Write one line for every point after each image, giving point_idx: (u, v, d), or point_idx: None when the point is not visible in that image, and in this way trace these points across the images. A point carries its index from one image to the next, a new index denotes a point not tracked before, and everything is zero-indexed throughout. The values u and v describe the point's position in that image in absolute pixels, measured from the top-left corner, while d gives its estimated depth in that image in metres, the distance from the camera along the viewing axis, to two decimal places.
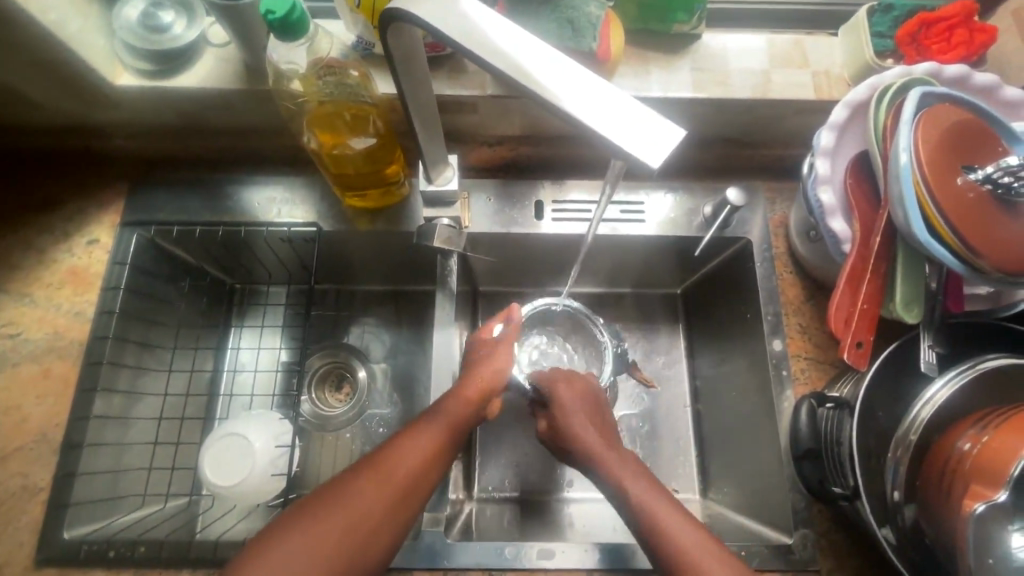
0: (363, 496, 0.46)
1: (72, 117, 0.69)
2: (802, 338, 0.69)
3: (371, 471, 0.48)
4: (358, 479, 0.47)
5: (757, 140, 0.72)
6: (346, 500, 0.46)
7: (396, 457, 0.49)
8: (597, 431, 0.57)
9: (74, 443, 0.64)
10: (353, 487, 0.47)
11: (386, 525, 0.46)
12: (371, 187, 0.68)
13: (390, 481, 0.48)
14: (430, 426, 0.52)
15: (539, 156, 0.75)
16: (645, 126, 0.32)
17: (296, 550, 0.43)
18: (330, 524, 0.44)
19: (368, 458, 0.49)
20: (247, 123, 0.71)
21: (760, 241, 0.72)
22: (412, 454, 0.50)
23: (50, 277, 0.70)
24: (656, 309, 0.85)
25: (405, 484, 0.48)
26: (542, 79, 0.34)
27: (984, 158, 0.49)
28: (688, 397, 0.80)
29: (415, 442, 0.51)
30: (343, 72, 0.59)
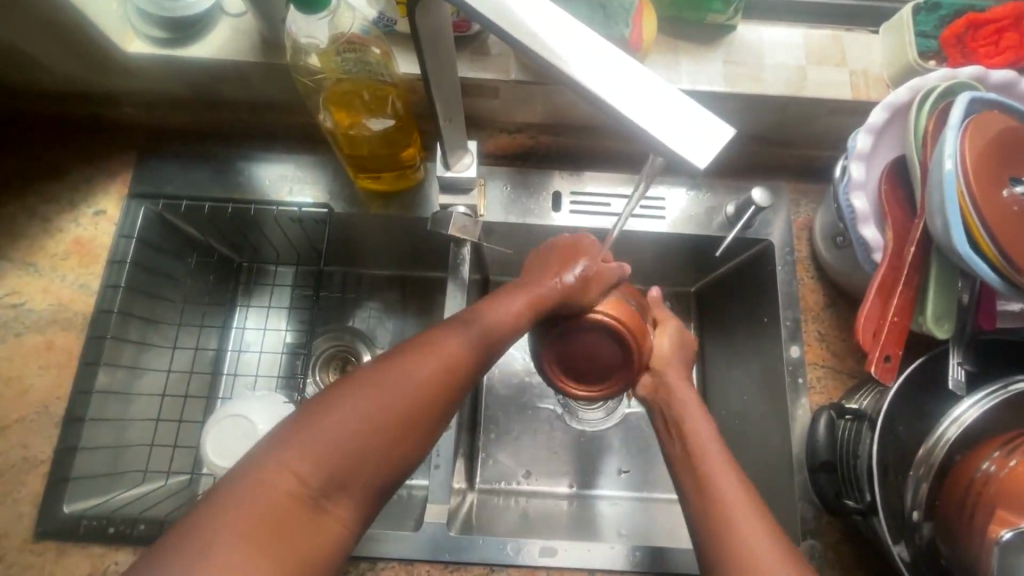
0: (413, 376, 0.44)
1: (80, 83, 0.67)
2: (820, 346, 0.67)
3: (418, 353, 0.45)
4: (405, 359, 0.45)
5: (787, 139, 0.70)
6: (396, 381, 0.43)
7: (448, 342, 0.46)
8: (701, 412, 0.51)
9: (75, 418, 0.63)
10: (403, 366, 0.44)
11: (437, 410, 0.44)
12: (385, 169, 0.66)
13: (436, 364, 0.45)
14: (473, 325, 0.49)
15: (559, 146, 0.72)
16: (691, 121, 0.30)
17: (350, 425, 0.40)
18: (376, 404, 0.42)
19: (413, 344, 0.46)
20: (260, 98, 0.69)
21: (783, 243, 0.70)
22: (459, 343, 0.47)
23: (55, 247, 0.68)
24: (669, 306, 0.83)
25: (452, 374, 0.46)
26: (580, 63, 0.31)
27: None
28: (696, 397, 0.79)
29: (458, 333, 0.48)
30: (364, 50, 0.56)
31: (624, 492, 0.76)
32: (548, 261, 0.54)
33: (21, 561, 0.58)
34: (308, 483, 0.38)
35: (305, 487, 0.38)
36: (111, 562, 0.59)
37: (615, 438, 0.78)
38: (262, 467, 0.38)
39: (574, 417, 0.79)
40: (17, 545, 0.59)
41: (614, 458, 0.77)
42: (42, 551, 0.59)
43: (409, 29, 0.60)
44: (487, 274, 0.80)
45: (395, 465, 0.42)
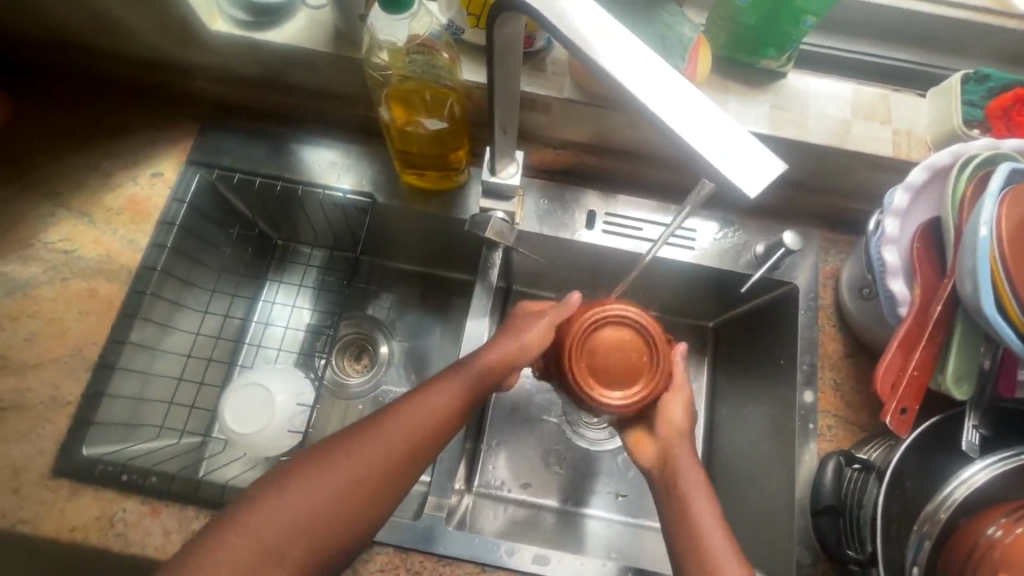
0: (374, 447, 0.47)
1: (158, 51, 0.70)
2: (834, 395, 0.67)
3: (391, 417, 0.49)
4: (371, 428, 0.49)
5: (823, 188, 0.71)
6: (362, 446, 0.47)
7: (419, 406, 0.50)
8: (695, 467, 0.52)
9: (106, 364, 0.65)
10: (368, 435, 0.48)
11: (398, 472, 0.48)
12: (432, 167, 0.69)
13: (399, 434, 0.49)
14: (445, 391, 0.51)
15: (600, 168, 0.74)
16: (747, 152, 0.32)
17: (311, 494, 0.45)
18: (339, 470, 0.46)
19: (384, 413, 0.50)
20: (324, 87, 0.72)
21: (807, 289, 0.71)
22: (429, 409, 0.50)
23: (112, 201, 0.72)
24: (685, 337, 0.84)
25: (421, 437, 0.49)
26: (649, 86, 0.33)
27: None
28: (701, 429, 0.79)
29: (429, 399, 0.51)
30: (433, 54, 0.59)
31: (618, 516, 0.76)
32: (521, 319, 0.56)
33: (36, 495, 0.60)
34: (267, 546, 0.43)
35: (265, 554, 0.43)
36: (119, 508, 0.61)
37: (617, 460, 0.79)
38: (233, 528, 0.44)
39: (579, 434, 0.80)
40: (33, 480, 0.61)
41: (613, 479, 0.78)
42: (55, 489, 0.61)
43: (477, 40, 0.64)
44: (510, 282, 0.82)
45: (353, 526, 0.46)
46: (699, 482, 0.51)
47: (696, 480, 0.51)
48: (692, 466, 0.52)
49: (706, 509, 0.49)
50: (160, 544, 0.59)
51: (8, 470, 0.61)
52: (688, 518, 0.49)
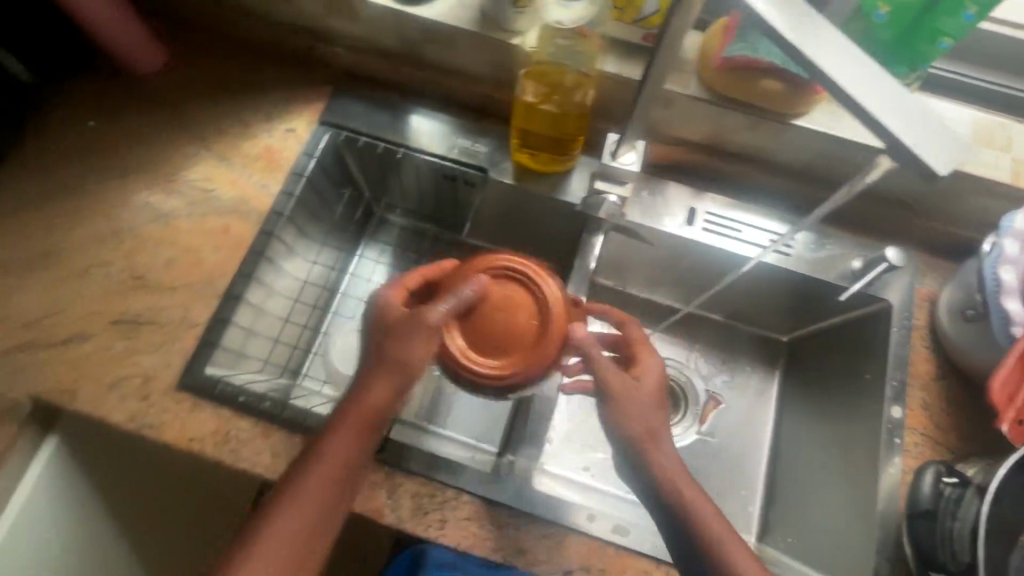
0: (290, 514, 0.51)
1: (310, 17, 0.77)
2: (922, 413, 0.68)
3: (307, 466, 0.52)
4: (281, 490, 0.52)
5: (928, 209, 0.72)
6: (286, 499, 0.51)
7: (329, 452, 0.52)
8: (685, 476, 0.53)
9: (232, 295, 0.71)
10: (291, 489, 0.52)
11: (312, 506, 0.52)
12: (548, 148, 0.72)
13: (296, 478, 0.52)
14: (336, 442, 0.53)
15: (706, 167, 0.76)
16: (937, 134, 0.36)
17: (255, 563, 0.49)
18: (282, 531, 0.50)
19: (296, 468, 0.53)
20: (454, 65, 0.77)
21: (902, 308, 0.72)
22: (338, 453, 0.53)
23: (249, 149, 0.78)
24: (755, 346, 0.89)
25: (331, 473, 0.52)
26: (847, 69, 0.37)
27: None
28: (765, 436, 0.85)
29: (335, 445, 0.53)
30: (578, 40, 0.64)
31: None
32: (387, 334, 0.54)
33: (162, 404, 0.66)
34: None
35: None
36: (234, 427, 0.65)
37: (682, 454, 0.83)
38: None
39: None
40: (162, 389, 0.66)
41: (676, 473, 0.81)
42: (181, 401, 0.66)
43: (613, 33, 0.67)
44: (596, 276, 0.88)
45: None
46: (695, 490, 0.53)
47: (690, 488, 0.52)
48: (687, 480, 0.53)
49: (710, 512, 0.52)
50: (268, 464, 0.64)
51: (141, 377, 0.67)
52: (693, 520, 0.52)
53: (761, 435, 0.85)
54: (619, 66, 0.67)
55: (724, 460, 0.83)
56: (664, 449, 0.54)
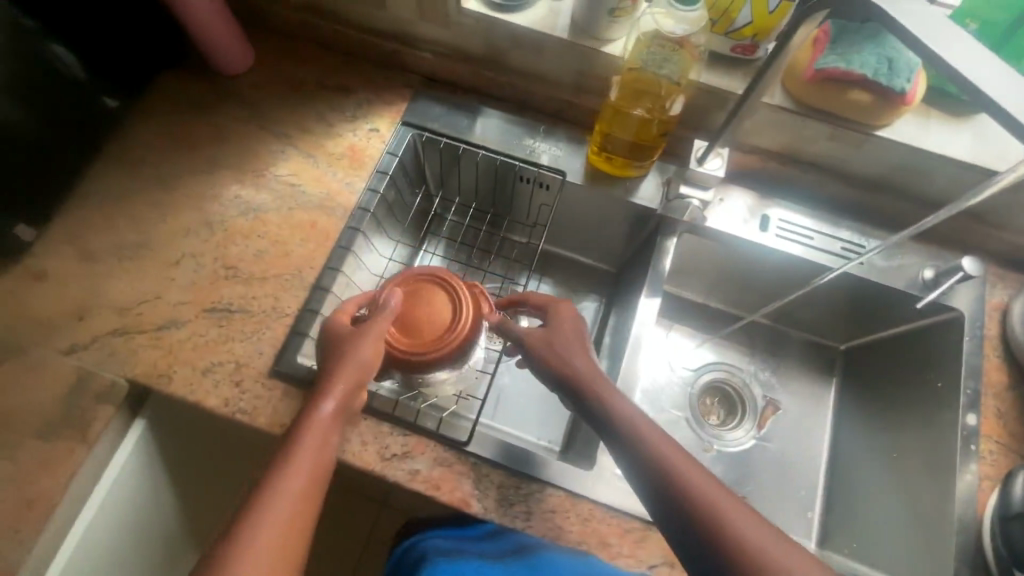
0: (275, 500, 0.49)
1: (399, 23, 0.80)
2: (996, 422, 0.69)
3: (281, 459, 0.52)
4: (273, 482, 0.51)
5: (1000, 221, 0.74)
6: (267, 490, 0.50)
7: (300, 442, 0.53)
8: (694, 468, 0.50)
9: (321, 288, 0.73)
10: (274, 481, 0.51)
11: (303, 505, 0.50)
12: (628, 152, 0.75)
13: (298, 475, 0.51)
14: (305, 443, 0.53)
15: (779, 175, 0.78)
16: None
17: (247, 557, 0.46)
18: (266, 521, 0.48)
19: (275, 462, 0.52)
20: (538, 72, 0.79)
21: (974, 317, 0.73)
22: (310, 444, 0.53)
23: (334, 148, 0.81)
24: (812, 353, 0.91)
25: (312, 469, 0.52)
26: (989, 75, 0.39)
27: None
28: (825, 442, 0.86)
29: (309, 436, 0.54)
30: (672, 49, 0.66)
31: None
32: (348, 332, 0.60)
33: (253, 390, 0.67)
34: None
35: None
36: None
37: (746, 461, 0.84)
38: None
39: (708, 430, 0.86)
40: (253, 376, 0.68)
41: (739, 477, 0.82)
42: (271, 387, 0.68)
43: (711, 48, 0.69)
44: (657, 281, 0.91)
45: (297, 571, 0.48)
46: (712, 488, 0.48)
47: (701, 481, 0.49)
48: (700, 475, 0.49)
49: (727, 504, 0.47)
50: (358, 452, 0.65)
51: (233, 364, 0.69)
52: (709, 515, 0.47)
53: (815, 443, 0.86)
54: (710, 76, 0.70)
55: (786, 464, 0.84)
56: (662, 444, 0.51)
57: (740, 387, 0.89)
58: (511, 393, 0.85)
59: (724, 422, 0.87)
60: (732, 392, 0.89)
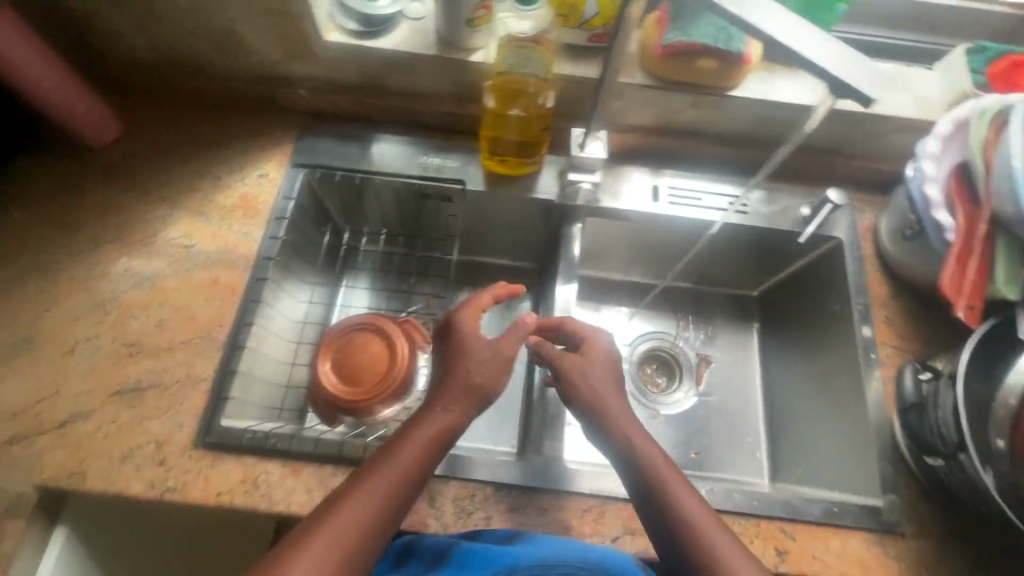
0: (351, 514, 0.48)
1: (267, 65, 0.79)
2: (888, 328, 0.76)
3: (367, 469, 0.51)
4: (351, 495, 0.49)
5: (854, 152, 0.82)
6: (345, 505, 0.48)
7: (389, 457, 0.52)
8: (695, 502, 0.52)
9: (237, 344, 0.70)
10: (355, 493, 0.49)
11: (378, 523, 0.49)
12: (516, 151, 0.78)
13: (380, 490, 0.50)
14: (398, 456, 0.52)
15: (659, 147, 0.83)
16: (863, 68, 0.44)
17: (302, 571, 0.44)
18: (337, 535, 0.47)
19: (363, 469, 0.51)
20: (417, 90, 0.80)
21: (851, 243, 0.80)
22: (401, 458, 0.52)
23: (224, 200, 0.78)
24: (729, 304, 0.97)
25: (394, 485, 0.51)
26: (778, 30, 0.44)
27: None
28: (759, 383, 0.91)
29: (403, 450, 0.53)
30: (531, 50, 0.69)
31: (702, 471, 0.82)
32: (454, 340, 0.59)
33: (180, 466, 0.64)
34: None
35: None
36: (261, 472, 0.64)
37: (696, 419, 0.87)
38: None
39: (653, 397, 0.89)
40: (178, 451, 0.64)
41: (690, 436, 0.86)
42: (199, 458, 0.64)
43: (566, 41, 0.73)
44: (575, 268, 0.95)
45: None
46: (712, 522, 0.51)
47: (704, 515, 0.51)
48: (700, 509, 0.52)
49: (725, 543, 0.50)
50: (303, 502, 0.63)
51: (154, 443, 0.64)
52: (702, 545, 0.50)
53: (749, 384, 0.91)
54: (572, 68, 0.74)
55: (729, 412, 0.89)
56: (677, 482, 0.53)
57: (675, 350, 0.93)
58: None
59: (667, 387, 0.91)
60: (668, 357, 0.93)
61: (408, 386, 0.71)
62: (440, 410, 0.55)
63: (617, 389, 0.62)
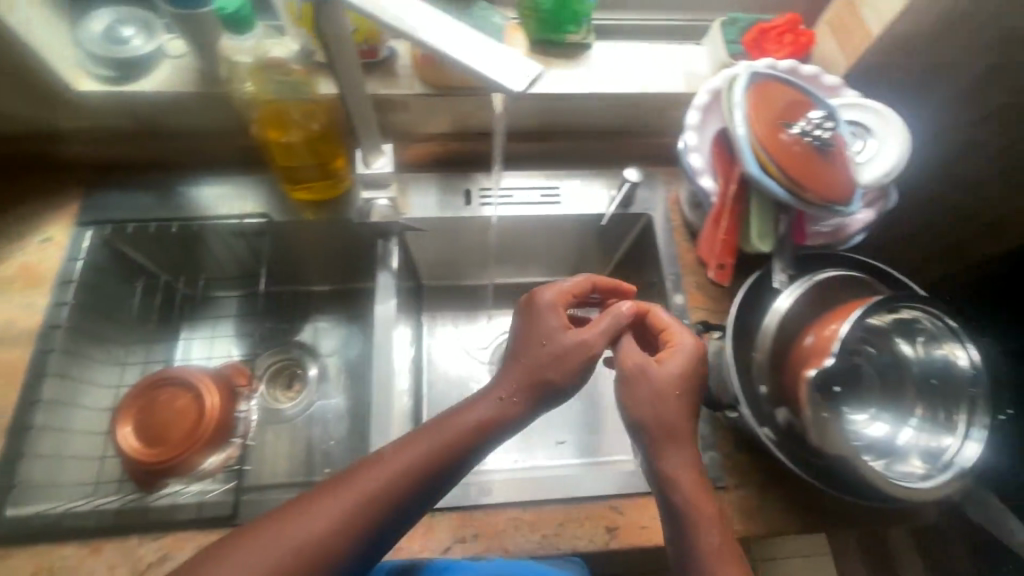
0: (335, 504, 0.48)
1: (32, 122, 0.74)
2: (700, 293, 0.78)
3: (380, 458, 0.51)
4: (347, 483, 0.50)
5: (647, 130, 0.86)
6: (334, 493, 0.49)
7: (402, 448, 0.52)
8: (712, 521, 0.53)
9: (23, 426, 0.65)
10: (351, 481, 0.50)
11: (362, 521, 0.48)
12: (313, 177, 0.76)
13: (370, 480, 0.50)
14: (408, 446, 0.52)
15: (466, 151, 0.85)
16: (509, 58, 0.41)
17: (276, 543, 0.46)
18: (318, 522, 0.47)
19: (373, 455, 0.52)
20: (201, 126, 0.78)
21: (661, 218, 0.83)
22: (412, 450, 0.52)
23: (3, 273, 0.73)
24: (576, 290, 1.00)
25: (389, 481, 0.50)
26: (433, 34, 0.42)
27: (795, 115, 0.61)
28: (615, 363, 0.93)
29: (418, 444, 0.52)
30: (287, 72, 0.66)
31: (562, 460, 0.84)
32: (527, 325, 0.59)
33: None
34: None
35: None
36: (59, 556, 0.60)
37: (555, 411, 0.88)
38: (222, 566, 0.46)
39: None
40: None
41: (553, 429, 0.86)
42: None
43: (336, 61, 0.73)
44: (421, 281, 0.96)
45: None
46: (717, 542, 0.52)
47: (711, 536, 0.52)
48: (714, 533, 0.53)
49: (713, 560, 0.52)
50: None
51: None
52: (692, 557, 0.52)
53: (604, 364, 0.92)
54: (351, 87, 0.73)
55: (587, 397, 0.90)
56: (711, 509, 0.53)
57: None
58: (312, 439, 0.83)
59: None
60: None
61: (229, 433, 0.71)
62: (500, 398, 0.55)
63: (688, 400, 0.56)
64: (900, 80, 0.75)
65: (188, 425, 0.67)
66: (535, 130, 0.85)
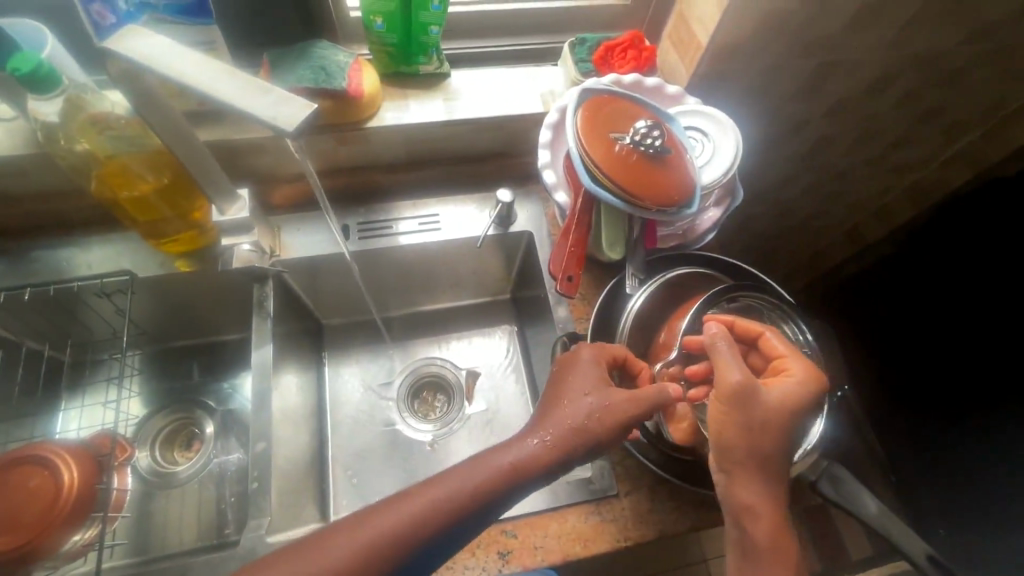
0: (388, 519, 0.49)
1: None
2: (584, 305, 0.78)
3: (434, 482, 0.52)
4: (402, 501, 0.51)
5: (520, 151, 0.89)
6: (389, 512, 0.50)
7: (457, 474, 0.52)
8: (771, 538, 0.54)
9: None
10: (406, 502, 0.50)
11: (408, 544, 0.49)
12: (174, 230, 0.74)
13: (424, 502, 0.50)
14: (464, 471, 0.52)
15: (342, 188, 0.85)
16: (286, 104, 0.43)
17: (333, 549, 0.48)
18: (367, 539, 0.48)
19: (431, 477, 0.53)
20: (49, 187, 0.74)
21: (540, 233, 0.85)
22: (467, 474, 0.52)
23: None
24: (479, 312, 1.00)
25: (443, 508, 0.50)
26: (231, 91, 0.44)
27: (626, 125, 0.64)
28: (521, 380, 0.93)
29: (473, 471, 0.52)
30: (119, 127, 0.64)
31: None
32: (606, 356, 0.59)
33: None
34: None
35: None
36: None
37: (462, 435, 0.88)
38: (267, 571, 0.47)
39: (416, 428, 0.89)
40: None
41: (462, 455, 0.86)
42: None
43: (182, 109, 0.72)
44: (320, 322, 0.94)
45: None
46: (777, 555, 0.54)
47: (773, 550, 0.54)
48: (779, 548, 0.54)
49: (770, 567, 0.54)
50: None
51: None
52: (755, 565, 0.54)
53: (507, 382, 0.93)
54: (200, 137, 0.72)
55: (494, 418, 0.90)
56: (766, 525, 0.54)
57: (432, 372, 0.95)
58: (210, 496, 0.80)
59: (435, 416, 0.91)
60: (429, 382, 0.95)
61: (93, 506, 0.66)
62: (537, 441, 0.54)
63: (785, 422, 0.54)
64: (739, 87, 0.80)
65: (43, 503, 0.62)
66: (408, 159, 0.86)
